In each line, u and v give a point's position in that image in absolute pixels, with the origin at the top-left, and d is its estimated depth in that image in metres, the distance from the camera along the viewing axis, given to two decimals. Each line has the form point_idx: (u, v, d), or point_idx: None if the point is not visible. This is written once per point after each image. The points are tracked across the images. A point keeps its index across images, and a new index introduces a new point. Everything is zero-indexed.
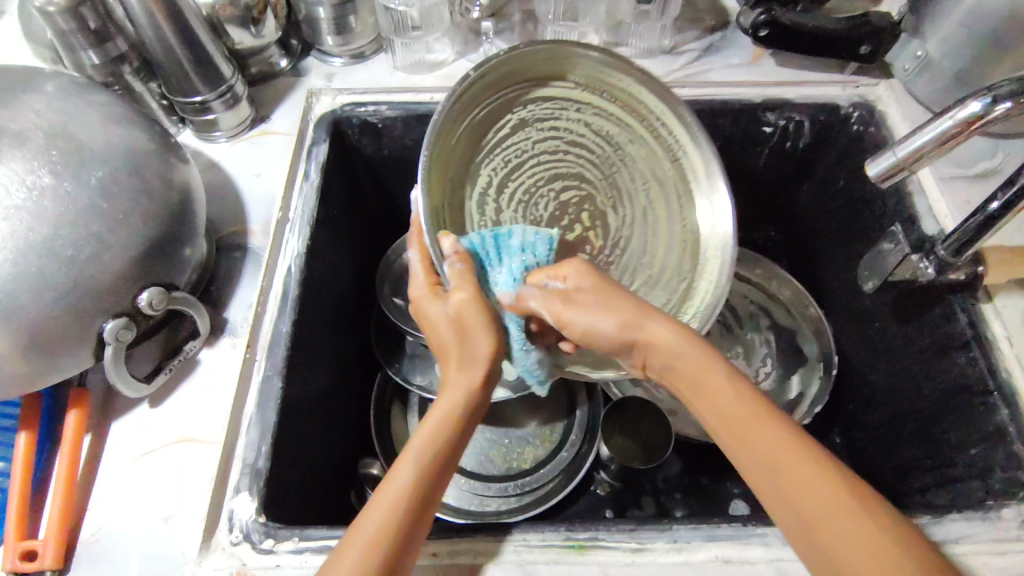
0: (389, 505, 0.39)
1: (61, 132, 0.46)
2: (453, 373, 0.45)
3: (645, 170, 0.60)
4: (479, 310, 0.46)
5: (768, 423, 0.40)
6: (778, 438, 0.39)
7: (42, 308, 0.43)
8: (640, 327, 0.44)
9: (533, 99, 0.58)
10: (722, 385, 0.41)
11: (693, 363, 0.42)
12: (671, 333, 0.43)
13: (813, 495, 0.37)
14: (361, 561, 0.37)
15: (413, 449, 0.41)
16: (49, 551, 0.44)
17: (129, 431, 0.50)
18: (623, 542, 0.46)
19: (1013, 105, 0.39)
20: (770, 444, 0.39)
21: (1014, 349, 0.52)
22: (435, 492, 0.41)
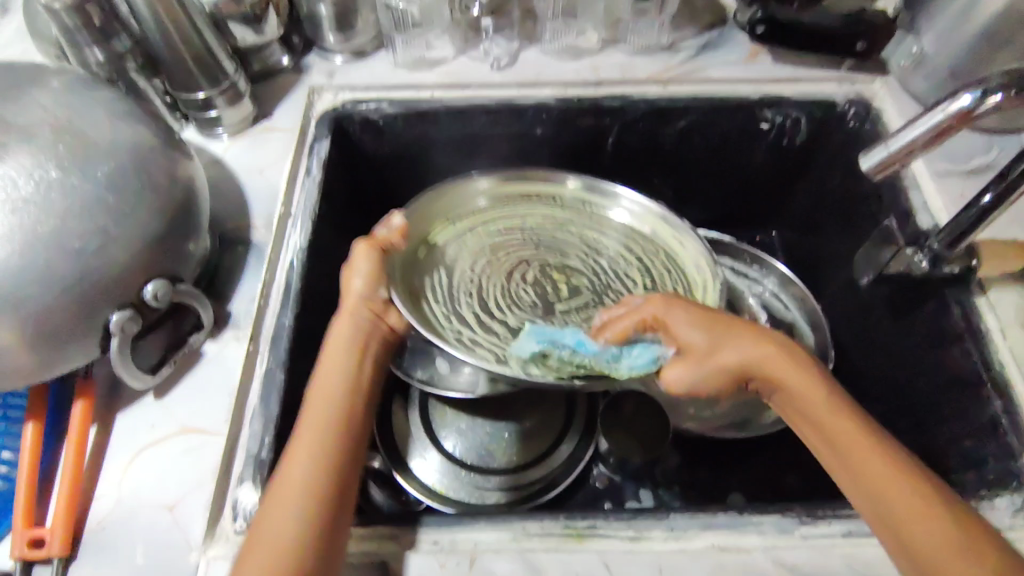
0: (303, 489, 0.43)
1: (68, 128, 0.46)
2: (338, 321, 0.52)
3: (589, 235, 0.65)
4: (365, 282, 0.53)
5: (847, 429, 0.43)
6: (840, 424, 0.44)
7: (50, 299, 0.44)
8: (720, 350, 0.47)
9: (457, 212, 0.64)
10: (815, 400, 0.45)
11: (732, 355, 0.47)
12: (750, 354, 0.47)
13: (917, 514, 0.40)
14: (288, 528, 0.41)
15: (304, 440, 0.45)
16: (56, 539, 0.44)
17: (134, 422, 0.51)
18: (621, 531, 0.47)
19: (1003, 98, 0.40)
20: (869, 455, 0.42)
21: (1008, 341, 0.52)
22: (341, 485, 0.44)
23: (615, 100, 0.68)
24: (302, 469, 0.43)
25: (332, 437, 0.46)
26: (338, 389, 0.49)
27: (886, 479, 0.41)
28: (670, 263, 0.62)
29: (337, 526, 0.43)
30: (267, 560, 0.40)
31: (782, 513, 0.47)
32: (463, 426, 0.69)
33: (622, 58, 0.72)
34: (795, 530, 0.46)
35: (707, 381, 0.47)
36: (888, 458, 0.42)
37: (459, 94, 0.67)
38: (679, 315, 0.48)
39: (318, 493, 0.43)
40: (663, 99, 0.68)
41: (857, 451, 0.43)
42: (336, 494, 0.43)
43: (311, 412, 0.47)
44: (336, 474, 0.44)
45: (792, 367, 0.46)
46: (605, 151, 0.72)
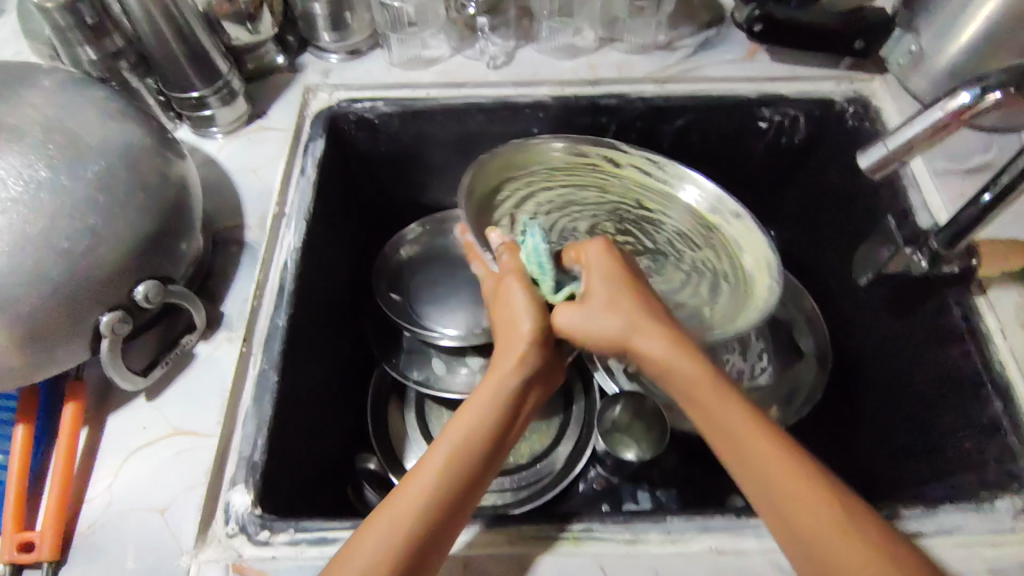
0: (416, 507, 0.41)
1: (58, 127, 0.46)
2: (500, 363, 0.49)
3: (652, 210, 0.69)
4: (519, 281, 0.52)
5: (749, 427, 0.42)
6: (742, 426, 0.42)
7: (38, 300, 0.44)
8: (638, 340, 0.47)
9: (523, 172, 0.67)
10: (692, 378, 0.44)
11: (677, 365, 0.45)
12: (664, 351, 0.46)
13: (784, 489, 0.40)
14: (394, 530, 0.40)
15: (450, 438, 0.44)
16: (45, 542, 0.44)
17: (126, 424, 0.51)
18: (618, 534, 0.46)
19: (1003, 96, 0.39)
20: (753, 444, 0.41)
21: (1008, 340, 0.52)
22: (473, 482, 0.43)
23: (612, 99, 0.67)
24: (447, 443, 0.44)
25: (473, 451, 0.44)
26: (484, 406, 0.46)
27: (769, 458, 0.41)
28: (717, 243, 0.66)
29: (447, 534, 0.41)
30: (383, 550, 0.39)
31: None
32: None
33: (619, 57, 0.71)
34: None
35: (592, 337, 0.49)
36: (792, 454, 0.41)
37: (455, 94, 0.67)
38: (602, 287, 0.50)
39: (422, 516, 0.40)
40: (660, 98, 0.67)
41: (743, 439, 0.42)
42: (440, 510, 0.41)
43: (452, 428, 0.45)
44: (462, 475, 0.43)
45: (696, 357, 0.45)
46: None
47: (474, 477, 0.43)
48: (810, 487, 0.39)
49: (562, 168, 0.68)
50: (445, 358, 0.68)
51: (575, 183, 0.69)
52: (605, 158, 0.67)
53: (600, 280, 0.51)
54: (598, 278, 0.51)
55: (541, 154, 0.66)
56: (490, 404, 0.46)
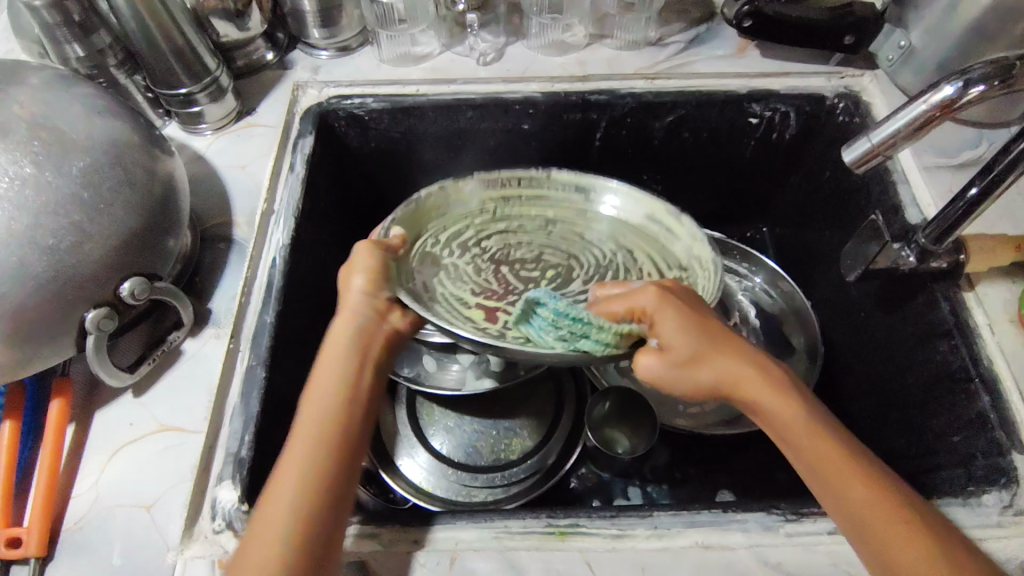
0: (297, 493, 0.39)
1: (43, 123, 0.46)
2: (336, 322, 0.47)
3: (577, 230, 0.62)
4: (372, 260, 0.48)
5: (829, 453, 0.40)
6: (822, 450, 0.40)
7: (24, 297, 0.44)
8: (742, 385, 0.42)
9: (436, 220, 0.60)
10: (801, 422, 0.41)
11: (753, 390, 0.42)
12: (719, 374, 0.42)
13: (867, 509, 0.38)
14: (285, 516, 0.38)
15: (303, 422, 0.42)
16: (32, 539, 0.44)
17: (113, 420, 0.51)
18: (604, 529, 0.46)
19: (987, 88, 0.39)
20: (841, 474, 0.39)
21: (996, 335, 0.52)
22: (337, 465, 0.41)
23: (602, 95, 0.67)
24: (312, 408, 0.43)
25: (336, 426, 0.42)
26: (343, 370, 0.44)
27: (873, 498, 0.38)
28: (660, 255, 0.59)
29: (335, 512, 0.40)
30: (275, 535, 0.38)
31: (767, 510, 0.46)
32: (451, 424, 0.69)
33: (609, 53, 0.71)
34: (780, 527, 0.46)
35: (683, 388, 0.43)
36: (868, 484, 0.39)
37: (446, 90, 0.67)
38: (670, 319, 0.43)
39: (310, 495, 0.39)
40: (651, 94, 0.67)
41: (834, 473, 0.39)
42: (318, 491, 0.40)
43: (309, 395, 0.44)
44: (331, 454, 0.41)
45: (752, 366, 0.43)
46: (593, 146, 0.71)
47: (342, 448, 0.42)
48: (896, 513, 0.38)
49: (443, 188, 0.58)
50: (437, 355, 0.67)
51: (490, 237, 0.62)
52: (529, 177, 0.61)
53: (649, 298, 0.44)
54: (646, 298, 0.44)
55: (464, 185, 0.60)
56: (349, 371, 0.44)
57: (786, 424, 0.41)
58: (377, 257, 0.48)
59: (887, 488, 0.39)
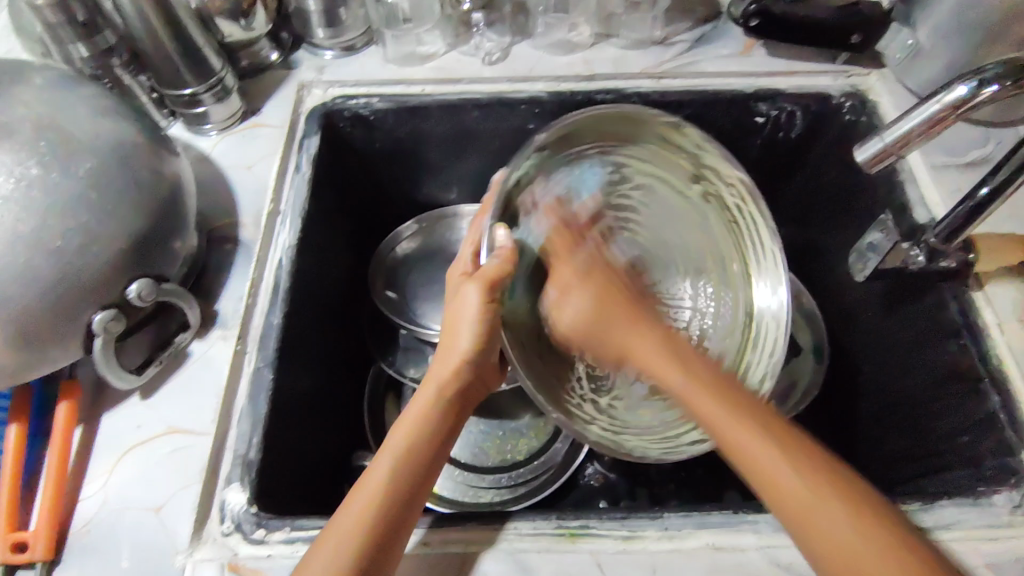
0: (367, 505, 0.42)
1: (49, 124, 0.45)
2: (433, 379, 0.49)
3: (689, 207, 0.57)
4: (478, 309, 0.47)
5: (777, 454, 0.42)
6: (736, 432, 0.43)
7: (31, 299, 0.43)
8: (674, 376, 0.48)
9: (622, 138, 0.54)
10: (739, 431, 0.43)
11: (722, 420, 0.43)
12: (686, 386, 0.46)
13: (827, 518, 0.39)
14: (355, 521, 0.41)
15: (392, 445, 0.45)
16: (39, 542, 0.44)
17: (119, 423, 0.50)
18: (615, 530, 0.46)
19: (999, 88, 0.39)
20: (816, 494, 0.40)
21: (1005, 335, 0.52)
22: (422, 483, 0.44)
23: (608, 95, 0.67)
24: (399, 440, 0.46)
25: (422, 456, 0.45)
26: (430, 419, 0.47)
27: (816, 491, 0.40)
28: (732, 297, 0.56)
29: (405, 518, 0.43)
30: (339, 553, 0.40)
31: None
32: None
33: (615, 53, 0.71)
34: None
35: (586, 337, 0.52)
36: (836, 493, 0.40)
37: (450, 89, 0.67)
38: (572, 279, 0.53)
39: (388, 506, 0.42)
40: (657, 93, 0.67)
41: (805, 509, 0.40)
42: (400, 507, 0.42)
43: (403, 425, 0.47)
44: (417, 478, 0.44)
45: (720, 403, 0.44)
46: None
47: (428, 473, 0.45)
48: (866, 510, 0.39)
49: (647, 146, 0.55)
50: None
51: (607, 213, 0.57)
52: (685, 145, 0.54)
53: (575, 288, 0.53)
54: (569, 280, 0.53)
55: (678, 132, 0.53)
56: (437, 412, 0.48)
57: (732, 444, 0.43)
58: (490, 310, 0.47)
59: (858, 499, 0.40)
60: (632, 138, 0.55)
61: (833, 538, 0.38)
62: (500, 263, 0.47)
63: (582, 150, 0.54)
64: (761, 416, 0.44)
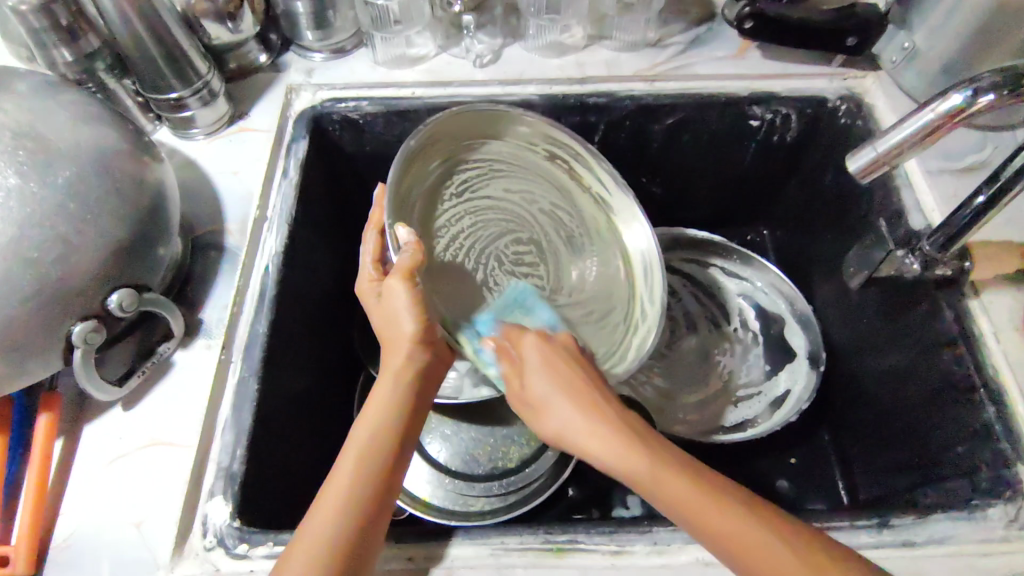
0: (341, 492, 0.41)
1: (27, 132, 0.45)
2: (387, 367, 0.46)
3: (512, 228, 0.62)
4: (407, 294, 0.45)
5: (704, 505, 0.38)
6: (688, 497, 0.38)
7: (8, 311, 0.43)
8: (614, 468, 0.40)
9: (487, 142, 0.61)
10: (680, 490, 0.38)
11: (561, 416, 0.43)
12: (578, 424, 0.43)
13: (776, 559, 0.35)
14: (332, 513, 0.40)
15: (357, 437, 0.43)
16: (20, 557, 0.43)
17: (102, 435, 0.50)
18: (603, 545, 0.45)
19: (995, 98, 0.38)
20: (714, 515, 0.37)
21: (1002, 344, 0.51)
22: (395, 463, 0.43)
23: (601, 98, 0.66)
24: (365, 431, 0.43)
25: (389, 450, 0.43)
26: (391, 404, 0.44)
27: (737, 525, 0.37)
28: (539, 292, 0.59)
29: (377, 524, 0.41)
30: (318, 538, 0.39)
31: None
32: (448, 431, 0.68)
33: (608, 55, 0.70)
34: None
35: (552, 376, 0.45)
36: (786, 543, 0.36)
37: (440, 92, 0.66)
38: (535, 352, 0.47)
39: (354, 508, 0.40)
40: (650, 97, 0.66)
41: (753, 553, 0.36)
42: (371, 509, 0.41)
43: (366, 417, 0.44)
44: (385, 473, 0.42)
45: (645, 460, 0.40)
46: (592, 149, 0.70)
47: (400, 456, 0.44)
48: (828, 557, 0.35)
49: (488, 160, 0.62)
50: None
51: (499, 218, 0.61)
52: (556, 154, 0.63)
53: (531, 347, 0.47)
54: (529, 343, 0.47)
55: (527, 126, 0.61)
56: (401, 393, 0.45)
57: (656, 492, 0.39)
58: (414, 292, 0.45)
59: (797, 533, 0.36)
60: (492, 151, 0.62)
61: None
62: (413, 251, 0.45)
63: (477, 147, 0.61)
64: (690, 470, 0.39)
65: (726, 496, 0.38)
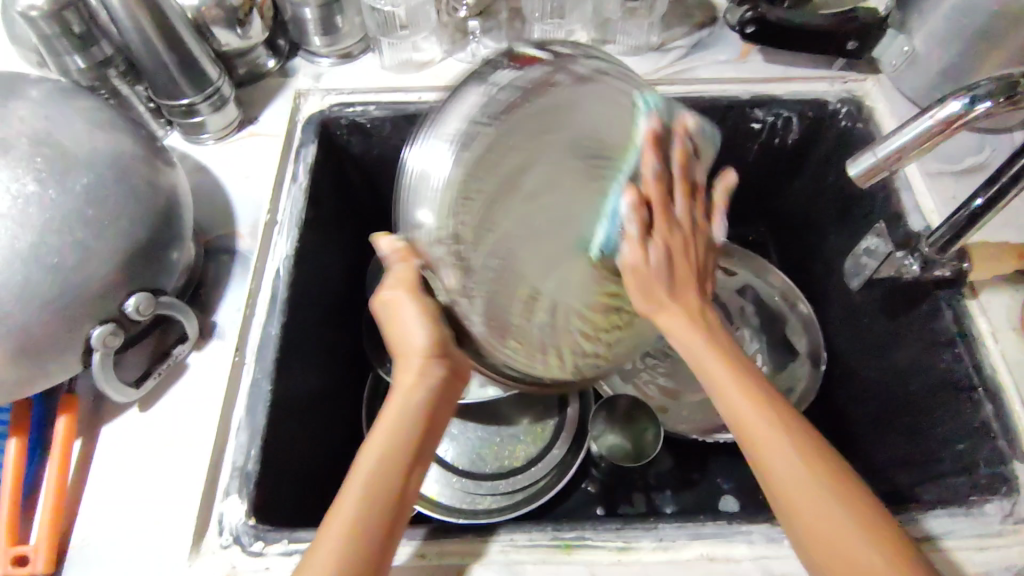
0: (348, 526, 0.39)
1: (46, 138, 0.46)
2: (400, 382, 0.45)
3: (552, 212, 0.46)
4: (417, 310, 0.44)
5: (777, 444, 0.41)
6: (798, 469, 0.40)
7: (28, 314, 0.44)
8: (728, 403, 0.44)
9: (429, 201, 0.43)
10: (795, 472, 0.40)
11: (733, 400, 0.44)
12: (747, 410, 0.43)
13: (838, 520, 0.38)
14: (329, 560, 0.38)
15: (368, 459, 0.42)
16: (40, 555, 0.44)
17: (119, 435, 0.51)
18: (610, 541, 0.46)
19: (992, 105, 0.39)
20: (798, 476, 0.40)
21: (999, 342, 0.52)
22: (402, 504, 0.41)
23: None
24: (374, 454, 0.42)
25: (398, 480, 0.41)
26: (404, 421, 0.43)
27: (817, 490, 0.40)
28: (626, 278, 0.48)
29: (388, 538, 0.40)
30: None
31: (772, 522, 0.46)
32: (455, 431, 0.69)
33: None
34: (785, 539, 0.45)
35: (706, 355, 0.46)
36: (871, 521, 0.38)
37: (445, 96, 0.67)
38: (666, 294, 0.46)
39: (361, 537, 0.39)
40: None
41: (831, 534, 0.38)
42: (387, 517, 0.40)
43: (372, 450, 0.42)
44: (394, 501, 0.41)
45: (767, 415, 0.42)
46: None
47: (405, 490, 0.42)
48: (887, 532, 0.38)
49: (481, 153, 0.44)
50: None
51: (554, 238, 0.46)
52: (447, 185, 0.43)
53: (660, 238, 0.45)
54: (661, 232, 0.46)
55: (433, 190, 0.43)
56: (414, 402, 0.44)
57: (765, 459, 0.41)
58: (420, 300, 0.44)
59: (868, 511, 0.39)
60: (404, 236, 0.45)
61: (837, 544, 0.38)
62: (400, 261, 0.45)
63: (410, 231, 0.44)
64: (796, 426, 0.42)
65: (808, 455, 0.41)
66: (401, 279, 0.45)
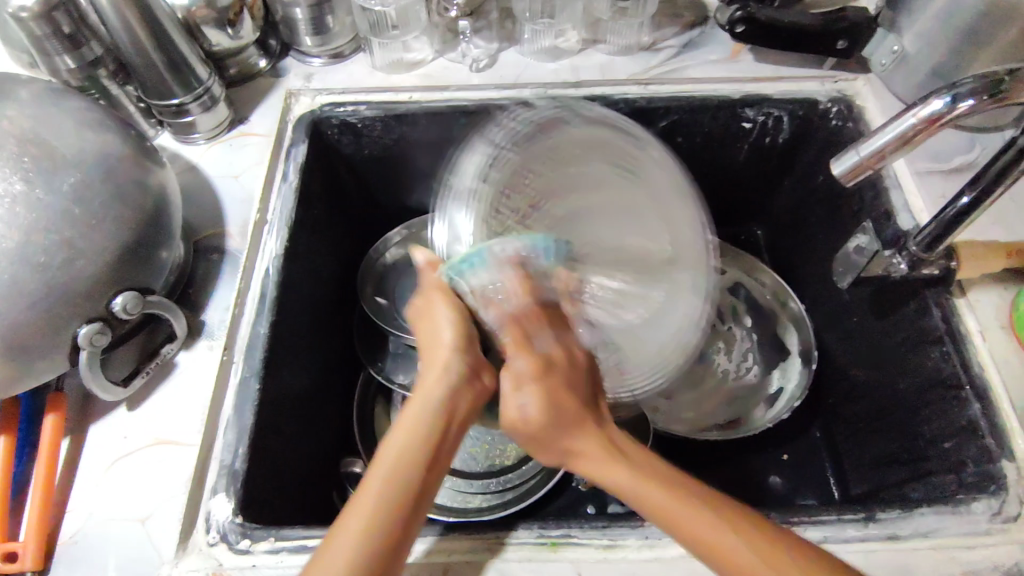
0: (379, 508, 0.39)
1: (33, 138, 0.46)
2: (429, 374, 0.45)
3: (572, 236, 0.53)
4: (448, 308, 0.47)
5: (664, 504, 0.41)
6: (675, 514, 0.40)
7: (15, 313, 0.44)
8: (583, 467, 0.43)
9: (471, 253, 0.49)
10: (661, 503, 0.41)
11: (589, 470, 0.43)
12: (604, 469, 0.43)
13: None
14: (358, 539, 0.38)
15: (397, 442, 0.42)
16: (28, 553, 0.44)
17: (108, 433, 0.51)
18: (596, 539, 0.46)
19: (975, 103, 0.39)
20: (713, 534, 0.39)
21: (986, 340, 0.52)
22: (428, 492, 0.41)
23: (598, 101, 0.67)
24: (403, 438, 0.42)
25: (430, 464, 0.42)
26: (428, 413, 0.43)
27: (732, 533, 0.39)
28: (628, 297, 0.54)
29: (410, 525, 0.40)
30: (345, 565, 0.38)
31: None
32: None
33: (603, 58, 0.71)
34: None
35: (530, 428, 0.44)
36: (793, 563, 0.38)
37: (436, 96, 0.67)
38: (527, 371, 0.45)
39: (389, 519, 0.39)
40: (644, 100, 0.67)
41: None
42: (411, 509, 0.40)
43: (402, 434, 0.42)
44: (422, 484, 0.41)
45: (628, 472, 0.42)
46: None
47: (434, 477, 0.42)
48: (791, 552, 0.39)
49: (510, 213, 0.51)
50: None
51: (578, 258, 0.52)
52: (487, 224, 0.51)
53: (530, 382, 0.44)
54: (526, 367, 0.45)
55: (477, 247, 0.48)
56: (444, 393, 0.44)
57: (664, 509, 0.41)
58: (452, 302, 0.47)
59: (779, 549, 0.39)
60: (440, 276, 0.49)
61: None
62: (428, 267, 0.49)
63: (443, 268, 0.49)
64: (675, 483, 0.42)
65: (718, 510, 0.40)
66: (430, 280, 0.48)
